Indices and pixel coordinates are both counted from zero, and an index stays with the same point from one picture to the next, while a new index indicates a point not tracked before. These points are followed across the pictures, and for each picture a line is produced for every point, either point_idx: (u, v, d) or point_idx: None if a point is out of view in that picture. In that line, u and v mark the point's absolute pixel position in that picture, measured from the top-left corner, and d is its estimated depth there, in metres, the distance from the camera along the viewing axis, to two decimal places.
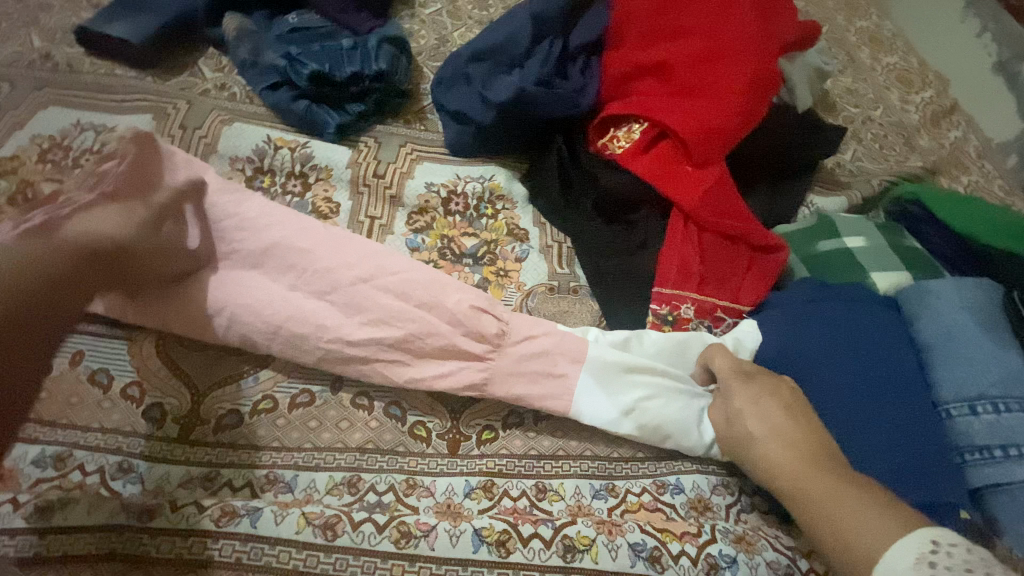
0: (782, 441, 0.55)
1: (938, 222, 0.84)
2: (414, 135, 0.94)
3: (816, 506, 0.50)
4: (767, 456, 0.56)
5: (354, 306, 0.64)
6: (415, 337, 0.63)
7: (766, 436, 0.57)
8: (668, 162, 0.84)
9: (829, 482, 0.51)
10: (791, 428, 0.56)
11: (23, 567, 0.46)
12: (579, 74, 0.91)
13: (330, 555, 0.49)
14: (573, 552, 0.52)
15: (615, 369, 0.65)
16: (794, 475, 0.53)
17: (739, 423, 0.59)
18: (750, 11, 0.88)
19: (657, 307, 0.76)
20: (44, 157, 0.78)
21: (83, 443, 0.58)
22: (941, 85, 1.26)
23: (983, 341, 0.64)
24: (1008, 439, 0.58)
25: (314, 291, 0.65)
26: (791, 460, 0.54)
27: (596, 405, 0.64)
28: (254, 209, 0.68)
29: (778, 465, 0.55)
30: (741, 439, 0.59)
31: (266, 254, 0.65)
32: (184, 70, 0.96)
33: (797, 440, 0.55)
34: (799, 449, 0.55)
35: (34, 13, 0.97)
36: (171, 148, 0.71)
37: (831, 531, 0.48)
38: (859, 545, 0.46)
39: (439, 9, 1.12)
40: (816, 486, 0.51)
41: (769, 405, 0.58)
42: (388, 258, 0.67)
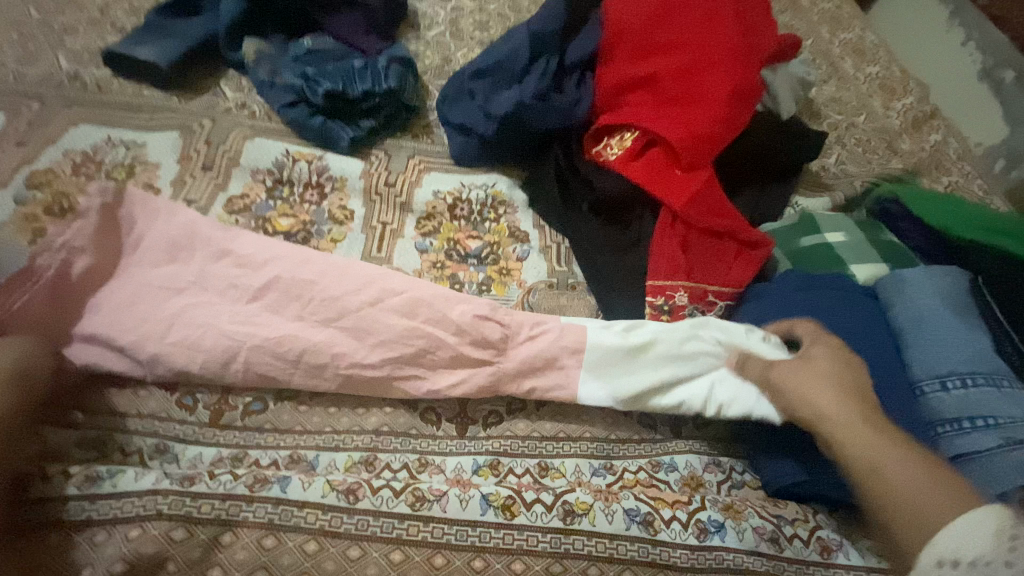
0: (841, 395, 0.59)
1: (913, 218, 0.89)
2: (423, 147, 1.01)
3: (871, 462, 0.53)
4: (823, 407, 0.58)
5: (364, 331, 0.67)
6: (426, 352, 0.67)
7: (823, 389, 0.59)
8: (658, 167, 0.90)
9: (886, 441, 0.54)
10: (853, 384, 0.60)
11: (76, 529, 0.53)
12: (574, 87, 0.97)
13: (353, 517, 0.55)
14: (573, 515, 0.57)
15: (642, 350, 0.69)
16: (850, 429, 0.56)
17: (787, 377, 0.62)
18: (733, 27, 0.95)
19: (652, 299, 0.81)
20: (78, 171, 0.86)
21: (122, 428, 0.64)
22: (921, 92, 1.33)
23: (951, 323, 0.69)
24: (975, 412, 0.62)
25: (323, 317, 0.67)
26: (849, 414, 0.57)
27: (598, 391, 0.69)
28: (247, 245, 0.72)
29: (835, 417, 0.57)
30: (790, 391, 0.62)
31: (266, 288, 0.68)
32: (206, 89, 1.03)
33: (847, 398, 0.58)
34: (857, 403, 0.58)
35: (62, 37, 1.05)
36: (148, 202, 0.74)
37: (887, 485, 0.52)
38: (921, 505, 0.49)
39: (443, 31, 1.19)
40: (875, 442, 0.54)
41: (826, 363, 0.62)
42: (390, 280, 0.70)
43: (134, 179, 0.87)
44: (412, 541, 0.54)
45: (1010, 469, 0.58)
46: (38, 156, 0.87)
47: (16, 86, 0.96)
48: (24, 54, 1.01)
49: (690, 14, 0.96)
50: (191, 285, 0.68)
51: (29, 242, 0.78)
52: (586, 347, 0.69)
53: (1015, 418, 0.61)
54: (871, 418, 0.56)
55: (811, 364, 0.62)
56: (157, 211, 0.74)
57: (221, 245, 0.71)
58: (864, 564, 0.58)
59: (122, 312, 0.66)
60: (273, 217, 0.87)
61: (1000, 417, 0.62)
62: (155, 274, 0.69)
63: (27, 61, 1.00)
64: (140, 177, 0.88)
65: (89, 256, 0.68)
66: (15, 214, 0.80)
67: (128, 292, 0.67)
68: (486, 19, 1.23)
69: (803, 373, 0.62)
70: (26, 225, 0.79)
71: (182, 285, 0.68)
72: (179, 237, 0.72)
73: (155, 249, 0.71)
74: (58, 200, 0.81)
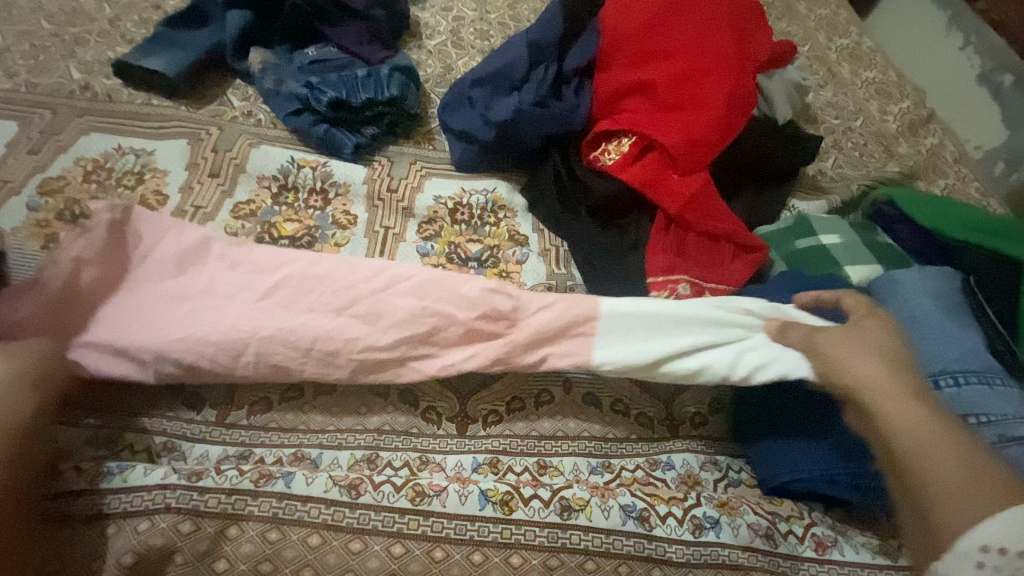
0: (889, 364, 0.58)
1: (908, 219, 0.90)
2: (424, 153, 1.03)
3: (922, 439, 0.52)
4: (874, 381, 0.57)
5: (375, 315, 0.68)
6: (438, 330, 0.68)
7: (875, 362, 0.58)
8: (656, 171, 0.91)
9: (938, 421, 0.53)
10: (899, 354, 0.59)
11: (87, 523, 0.54)
12: (572, 94, 0.99)
13: (354, 510, 0.56)
14: (570, 510, 0.58)
15: (671, 318, 0.68)
16: (895, 399, 0.55)
17: (836, 349, 0.61)
18: (728, 35, 0.97)
19: (657, 293, 0.83)
20: (88, 177, 0.90)
21: (131, 427, 0.65)
22: (918, 97, 1.34)
23: (943, 322, 0.70)
24: (967, 410, 0.63)
25: (334, 308, 0.68)
26: (895, 384, 0.56)
27: (618, 359, 0.67)
28: (260, 256, 0.71)
29: (886, 391, 0.56)
30: (837, 363, 0.60)
31: (279, 285, 0.69)
32: (213, 98, 1.06)
33: (895, 368, 0.58)
34: (902, 375, 0.57)
35: (73, 48, 1.08)
36: (151, 215, 0.73)
37: (929, 458, 0.51)
38: (960, 482, 0.49)
39: (444, 40, 1.22)
40: (918, 414, 0.54)
41: (876, 332, 0.61)
42: (401, 266, 0.71)
43: (143, 186, 0.90)
44: (413, 535, 0.55)
45: None
46: (51, 164, 0.90)
47: (29, 96, 0.99)
48: (36, 65, 1.04)
49: (686, 23, 0.98)
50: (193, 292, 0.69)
51: (41, 247, 0.80)
52: (597, 336, 0.68)
53: (1006, 415, 0.62)
54: (915, 392, 0.56)
55: (862, 332, 0.61)
56: (165, 227, 0.72)
57: (227, 256, 0.71)
58: (858, 559, 0.60)
59: (127, 325, 0.65)
60: (278, 222, 0.89)
61: (991, 414, 0.62)
62: (164, 287, 0.68)
63: (39, 71, 1.03)
64: (149, 184, 0.91)
65: (97, 274, 0.67)
66: (27, 220, 0.82)
67: (132, 306, 0.67)
68: (486, 28, 1.26)
69: (854, 345, 0.60)
70: (39, 230, 0.82)
71: (189, 295, 0.68)
72: (188, 252, 0.71)
73: (164, 263, 0.70)
74: (68, 205, 0.85)
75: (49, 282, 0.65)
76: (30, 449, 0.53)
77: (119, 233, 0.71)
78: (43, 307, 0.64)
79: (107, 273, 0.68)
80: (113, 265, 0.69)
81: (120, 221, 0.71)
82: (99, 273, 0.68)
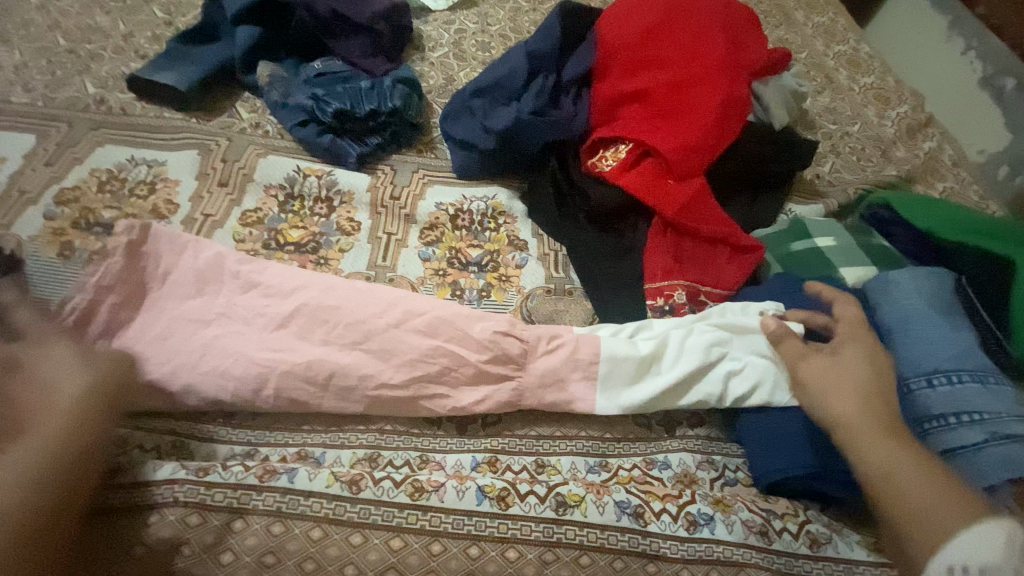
0: (861, 397, 0.59)
1: (904, 222, 0.91)
2: (426, 162, 1.05)
3: (886, 466, 0.53)
4: (845, 411, 0.58)
5: (389, 353, 0.69)
6: (449, 369, 0.69)
7: (847, 396, 0.59)
8: (651, 177, 0.93)
9: (905, 448, 0.54)
10: (873, 385, 0.60)
11: (97, 516, 0.56)
12: (571, 103, 1.02)
13: (355, 505, 0.58)
14: (565, 506, 0.60)
15: (665, 342, 0.73)
16: (865, 433, 0.56)
17: (811, 378, 0.63)
18: (722, 43, 0.99)
19: (652, 301, 0.85)
20: (102, 187, 0.93)
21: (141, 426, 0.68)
22: (916, 101, 1.35)
23: (936, 322, 0.70)
24: (960, 407, 0.64)
25: (349, 343, 0.70)
26: (865, 416, 0.57)
27: (616, 397, 0.71)
28: (275, 276, 0.75)
29: (857, 421, 0.57)
30: (811, 392, 0.62)
31: (294, 314, 0.71)
32: (223, 110, 1.09)
33: (867, 401, 0.58)
34: (874, 407, 0.58)
35: (88, 64, 1.12)
36: (171, 235, 0.77)
37: (897, 492, 0.51)
38: (930, 515, 0.49)
39: (446, 52, 1.25)
40: (886, 448, 0.54)
41: (851, 363, 0.62)
42: (414, 302, 0.73)
43: (155, 196, 0.93)
44: (411, 529, 0.57)
45: (996, 463, 0.60)
46: (67, 175, 0.93)
47: (46, 110, 1.03)
48: (54, 80, 1.08)
49: (681, 32, 1.01)
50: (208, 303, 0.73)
51: (57, 255, 0.83)
52: (600, 358, 0.71)
53: (999, 413, 0.63)
54: (885, 424, 0.56)
55: (838, 363, 0.63)
56: (182, 246, 0.76)
57: (239, 272, 0.75)
58: (853, 556, 0.60)
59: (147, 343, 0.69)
60: (284, 228, 0.92)
61: (984, 412, 0.63)
62: (184, 308, 0.72)
63: (57, 86, 1.07)
64: (161, 194, 0.94)
65: (117, 300, 0.71)
66: (44, 228, 0.86)
67: (151, 325, 0.70)
68: (488, 40, 1.29)
69: (828, 375, 0.62)
70: (55, 238, 0.85)
71: (210, 318, 0.71)
72: (206, 270, 0.75)
73: (183, 283, 0.74)
74: (83, 214, 0.89)
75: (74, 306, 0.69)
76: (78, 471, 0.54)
77: (138, 255, 0.75)
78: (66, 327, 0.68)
79: (128, 297, 0.72)
80: (134, 285, 0.73)
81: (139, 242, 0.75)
82: (119, 298, 0.71)
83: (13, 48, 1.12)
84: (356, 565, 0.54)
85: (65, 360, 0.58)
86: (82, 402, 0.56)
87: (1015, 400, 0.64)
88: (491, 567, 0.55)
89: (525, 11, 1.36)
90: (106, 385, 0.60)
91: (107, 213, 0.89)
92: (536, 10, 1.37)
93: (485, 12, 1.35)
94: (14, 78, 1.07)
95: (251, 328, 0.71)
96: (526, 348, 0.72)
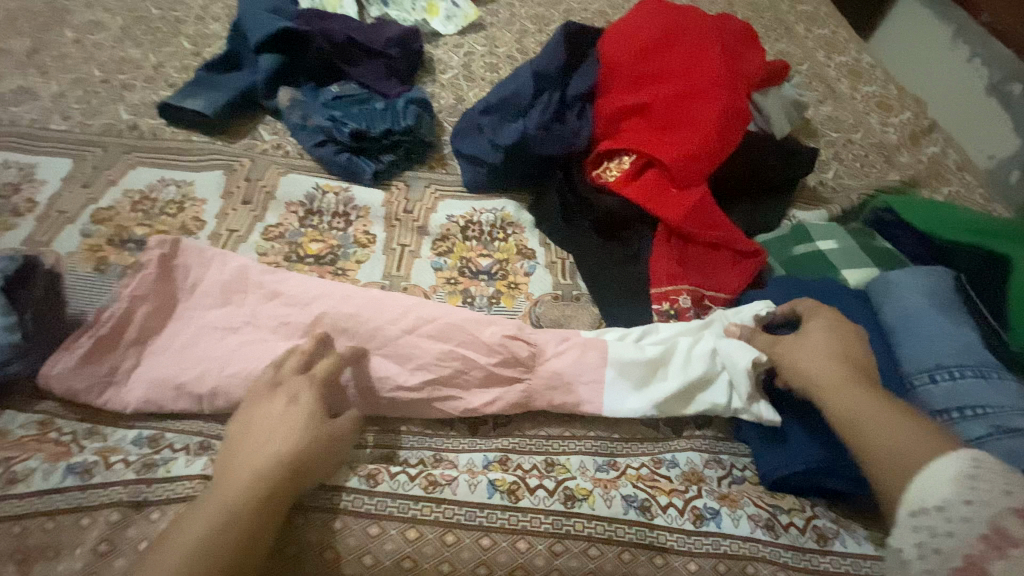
0: (829, 358, 0.65)
1: (906, 225, 0.92)
2: (438, 177, 1.10)
3: (857, 420, 0.58)
4: (822, 377, 0.64)
5: (403, 356, 0.73)
6: (461, 372, 0.72)
7: (819, 360, 0.65)
8: (654, 186, 0.96)
9: (874, 402, 0.59)
10: (841, 350, 0.66)
11: (134, 507, 0.61)
12: (576, 118, 1.06)
13: (372, 497, 0.61)
14: (574, 499, 0.63)
15: (672, 348, 0.74)
16: (838, 389, 0.62)
17: (792, 353, 0.68)
18: (721, 57, 1.02)
19: (658, 305, 0.87)
20: (135, 206, 0.99)
21: (171, 428, 0.72)
22: (918, 109, 1.36)
23: (937, 319, 0.72)
24: (964, 402, 0.65)
25: (366, 346, 0.73)
26: (834, 375, 0.63)
27: (622, 400, 0.73)
28: (296, 285, 0.79)
29: (833, 383, 0.62)
30: (789, 361, 0.68)
31: (315, 322, 0.75)
32: (247, 133, 1.15)
33: (837, 363, 0.64)
34: (845, 367, 0.64)
35: (121, 92, 1.20)
36: (202, 248, 0.82)
37: (868, 436, 0.57)
38: (900, 451, 0.54)
39: (456, 74, 1.31)
40: (857, 399, 0.60)
41: (821, 334, 0.68)
42: (426, 308, 0.76)
43: (183, 213, 0.99)
44: (426, 520, 0.60)
45: (1001, 456, 0.61)
46: (102, 196, 1.00)
47: (83, 136, 1.10)
48: (90, 108, 1.16)
49: (680, 48, 1.05)
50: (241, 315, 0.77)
51: (93, 269, 0.89)
52: (608, 363, 0.73)
53: (1003, 407, 0.64)
54: (856, 381, 0.62)
55: (810, 334, 0.69)
56: (210, 259, 0.81)
57: (262, 282, 0.79)
58: (860, 551, 0.61)
59: (179, 350, 0.75)
60: (304, 242, 0.97)
61: (988, 406, 0.64)
62: (211, 317, 0.77)
63: (92, 113, 1.14)
64: (189, 212, 0.99)
65: (150, 308, 0.77)
66: (82, 245, 0.92)
67: (181, 335, 0.76)
68: (496, 61, 1.34)
69: (805, 349, 0.67)
70: (91, 254, 0.91)
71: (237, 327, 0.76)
72: (233, 281, 0.79)
73: (210, 294, 0.79)
74: (117, 232, 0.94)
75: (109, 314, 0.74)
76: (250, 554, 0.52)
77: (168, 268, 0.80)
78: (101, 332, 0.73)
79: (159, 307, 0.78)
80: (164, 296, 0.78)
81: (170, 257, 0.80)
82: (151, 307, 0.77)
83: (52, 79, 1.20)
84: (374, 554, 0.58)
85: (270, 430, 0.58)
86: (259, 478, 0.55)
87: (1019, 394, 0.65)
88: (502, 557, 0.58)
89: (530, 34, 1.42)
90: (291, 464, 0.56)
91: (139, 230, 0.95)
92: (542, 32, 1.43)
93: (493, 36, 1.41)
94: (53, 107, 1.15)
95: (276, 337, 0.75)
96: (535, 351, 0.74)
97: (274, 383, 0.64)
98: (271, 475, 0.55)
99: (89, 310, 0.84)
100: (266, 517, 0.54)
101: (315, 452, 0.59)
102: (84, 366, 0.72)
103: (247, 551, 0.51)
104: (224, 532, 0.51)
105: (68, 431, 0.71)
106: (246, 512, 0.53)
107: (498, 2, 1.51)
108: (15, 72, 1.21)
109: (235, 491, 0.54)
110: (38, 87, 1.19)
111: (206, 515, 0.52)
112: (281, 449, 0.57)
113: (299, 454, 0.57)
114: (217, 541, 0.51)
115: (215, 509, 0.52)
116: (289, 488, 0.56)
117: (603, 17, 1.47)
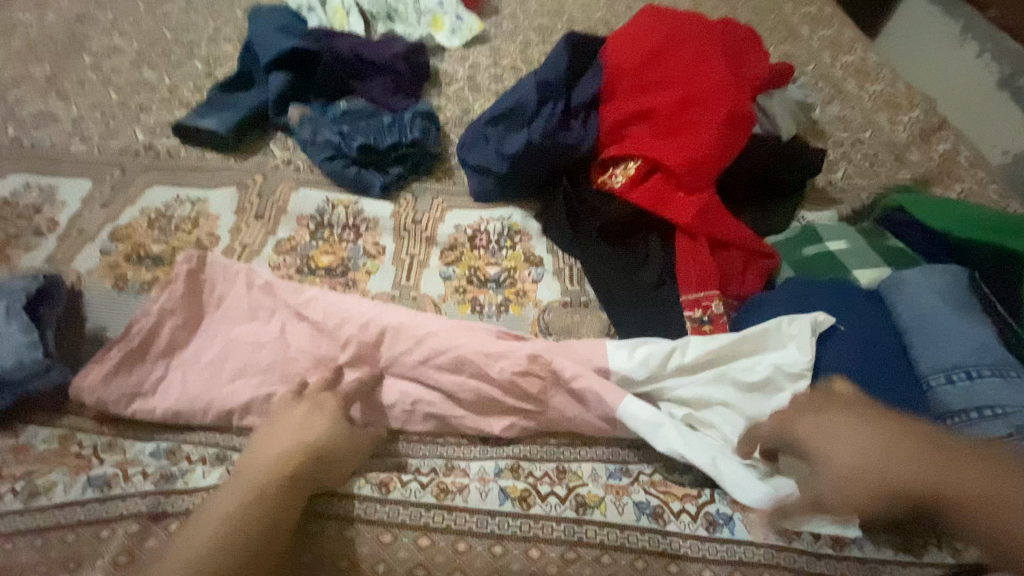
0: (878, 461, 0.45)
1: (919, 224, 0.91)
2: (445, 188, 1.11)
3: (975, 513, 0.41)
4: (915, 487, 0.44)
5: (412, 370, 0.74)
6: (467, 384, 0.72)
7: (880, 466, 0.45)
8: (662, 191, 0.96)
9: (966, 479, 0.42)
10: (870, 440, 0.47)
11: (153, 519, 0.62)
12: (580, 125, 1.05)
13: (385, 505, 0.62)
14: (586, 506, 0.63)
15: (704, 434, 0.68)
16: (927, 489, 0.43)
17: (830, 457, 0.48)
18: (722, 62, 1.03)
19: (690, 312, 0.86)
20: (151, 224, 1.02)
21: (188, 440, 0.73)
22: (928, 105, 1.34)
23: (953, 318, 0.71)
24: (982, 402, 0.64)
25: (381, 363, 0.75)
26: (905, 475, 0.44)
27: (645, 419, 0.67)
28: (306, 298, 0.80)
29: (903, 470, 0.45)
30: (855, 492, 0.45)
31: (330, 337, 0.77)
32: (258, 150, 1.17)
33: (890, 457, 0.45)
34: (903, 452, 0.45)
35: (138, 114, 1.23)
36: (224, 260, 0.85)
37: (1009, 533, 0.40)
38: None
39: (461, 86, 1.33)
40: (956, 492, 0.42)
41: (846, 439, 0.48)
42: (429, 322, 0.76)
43: (198, 230, 1.01)
44: (438, 528, 0.61)
45: None
46: (120, 215, 1.03)
47: (102, 158, 1.13)
48: (108, 130, 1.19)
49: (682, 54, 1.05)
50: (256, 331, 0.79)
51: (112, 286, 0.92)
52: (620, 417, 0.68)
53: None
54: (934, 466, 0.44)
55: (831, 433, 0.49)
56: (225, 276, 0.83)
57: (277, 297, 0.81)
58: (881, 556, 0.61)
59: (197, 367, 0.77)
60: (315, 254, 0.99)
61: (1008, 406, 0.63)
62: (239, 331, 0.79)
63: (110, 135, 1.18)
64: (203, 228, 1.02)
65: (170, 324, 0.79)
66: (101, 263, 0.95)
67: (201, 350, 0.78)
68: (501, 73, 1.36)
69: (865, 472, 0.45)
70: (110, 272, 0.93)
71: (253, 343, 0.78)
72: (249, 298, 0.82)
73: (237, 310, 0.81)
74: (134, 249, 0.97)
75: (137, 331, 0.77)
76: (275, 529, 0.54)
77: (197, 283, 0.82)
78: (130, 346, 0.76)
79: (187, 321, 0.80)
80: (178, 310, 0.80)
81: (184, 277, 0.81)
82: (180, 321, 0.79)
83: (72, 103, 1.25)
84: (387, 562, 0.58)
85: (293, 422, 0.63)
86: (284, 461, 0.58)
87: None
88: (515, 564, 0.59)
89: (534, 44, 1.44)
90: (313, 454, 0.60)
91: (155, 246, 0.98)
92: (545, 42, 1.44)
93: (496, 48, 1.43)
94: (73, 130, 1.19)
95: (290, 351, 0.77)
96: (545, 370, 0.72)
97: (300, 397, 0.68)
98: (294, 460, 0.59)
99: (111, 326, 0.87)
100: (291, 497, 0.57)
101: (335, 445, 0.62)
102: (114, 378, 0.74)
103: (274, 527, 0.54)
104: (251, 507, 0.54)
105: (89, 444, 0.73)
106: (274, 489, 0.56)
107: (501, 15, 1.53)
108: (37, 98, 1.26)
109: (258, 481, 0.56)
110: (58, 111, 1.23)
111: (235, 492, 0.55)
112: (307, 446, 0.60)
113: (323, 444, 0.61)
114: (242, 514, 0.53)
115: (243, 488, 0.55)
116: (311, 475, 0.59)
117: (606, 26, 1.49)
